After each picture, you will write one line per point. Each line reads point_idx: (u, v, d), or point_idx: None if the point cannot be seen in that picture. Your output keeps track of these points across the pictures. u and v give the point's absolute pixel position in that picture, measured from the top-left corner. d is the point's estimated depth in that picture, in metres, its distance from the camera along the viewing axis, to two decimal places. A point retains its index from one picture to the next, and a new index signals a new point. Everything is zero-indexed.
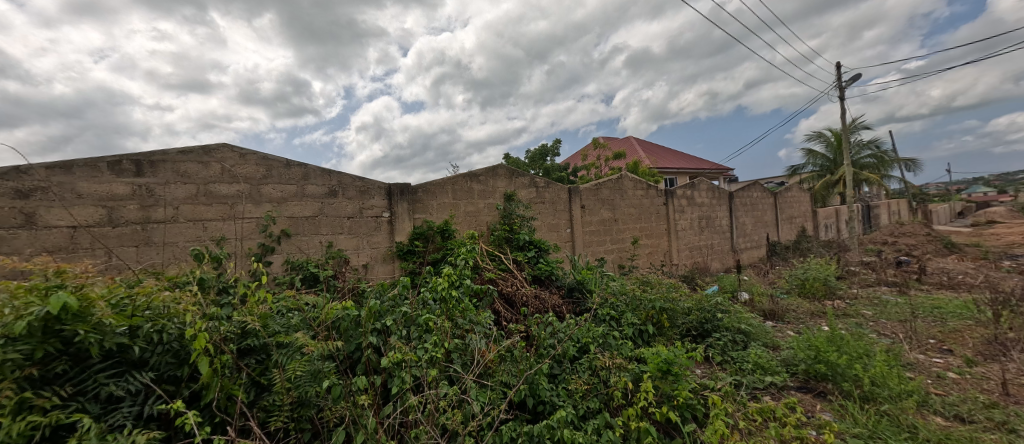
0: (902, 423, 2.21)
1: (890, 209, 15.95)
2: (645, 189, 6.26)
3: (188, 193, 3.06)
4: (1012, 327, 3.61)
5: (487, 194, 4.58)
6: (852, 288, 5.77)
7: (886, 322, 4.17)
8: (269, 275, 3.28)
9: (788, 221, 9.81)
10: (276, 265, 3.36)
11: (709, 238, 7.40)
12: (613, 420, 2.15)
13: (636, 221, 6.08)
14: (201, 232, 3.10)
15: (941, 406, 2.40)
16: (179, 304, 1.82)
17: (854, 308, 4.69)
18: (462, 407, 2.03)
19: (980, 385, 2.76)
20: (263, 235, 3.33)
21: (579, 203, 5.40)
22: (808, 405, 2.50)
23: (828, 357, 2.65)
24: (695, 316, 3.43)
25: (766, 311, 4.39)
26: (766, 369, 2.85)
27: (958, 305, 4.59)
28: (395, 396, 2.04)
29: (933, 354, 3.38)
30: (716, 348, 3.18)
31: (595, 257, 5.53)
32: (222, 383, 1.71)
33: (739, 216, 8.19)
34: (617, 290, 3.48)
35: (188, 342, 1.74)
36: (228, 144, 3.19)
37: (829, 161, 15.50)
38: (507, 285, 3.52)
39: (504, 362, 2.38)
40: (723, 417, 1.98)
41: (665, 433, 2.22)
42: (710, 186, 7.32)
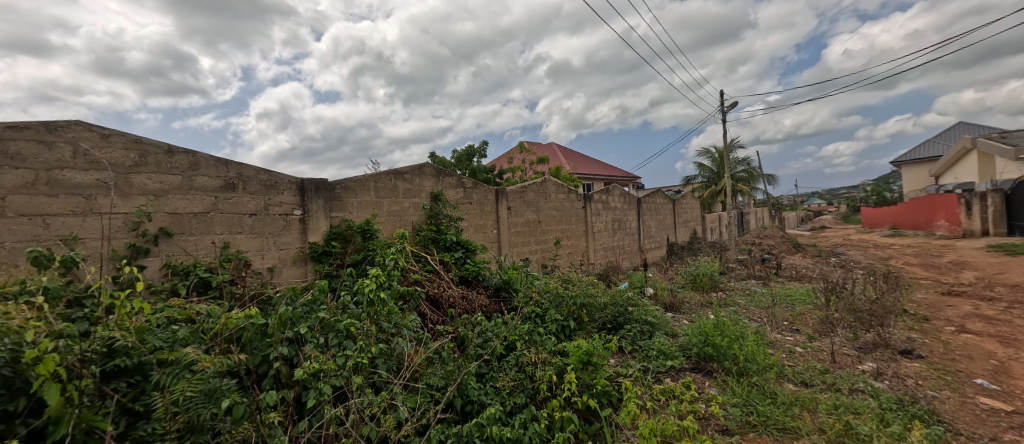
0: (766, 391, 2.68)
1: (755, 215, 19.05)
2: (566, 193, 6.62)
3: (21, 180, 2.44)
4: (837, 309, 4.61)
5: (412, 193, 4.43)
6: (731, 282, 6.81)
7: (756, 309, 5.01)
8: (142, 283, 2.74)
9: (683, 224, 11.16)
10: (152, 269, 2.83)
11: (621, 239, 8.10)
12: (539, 412, 2.26)
13: (558, 223, 6.39)
14: (40, 230, 2.49)
15: (793, 375, 2.98)
16: (13, 321, 1.47)
17: (732, 298, 5.55)
18: (390, 412, 1.98)
19: (817, 355, 3.49)
20: (134, 235, 2.78)
21: (506, 204, 5.51)
22: (699, 382, 2.91)
23: (714, 340, 3.11)
24: (610, 310, 3.76)
25: (666, 304, 4.97)
26: (667, 354, 3.24)
27: (803, 293, 5.69)
28: (312, 410, 1.91)
29: (787, 333, 4.17)
30: (628, 338, 3.51)
31: (520, 257, 5.70)
32: (79, 414, 1.42)
33: (645, 219, 9.09)
34: (541, 288, 3.65)
35: (27, 367, 1.40)
36: (85, 122, 2.62)
37: (714, 173, 18.02)
38: (434, 287, 3.45)
39: (431, 365, 2.36)
40: (635, 399, 2.20)
41: (585, 419, 2.40)
42: (622, 192, 8.01)
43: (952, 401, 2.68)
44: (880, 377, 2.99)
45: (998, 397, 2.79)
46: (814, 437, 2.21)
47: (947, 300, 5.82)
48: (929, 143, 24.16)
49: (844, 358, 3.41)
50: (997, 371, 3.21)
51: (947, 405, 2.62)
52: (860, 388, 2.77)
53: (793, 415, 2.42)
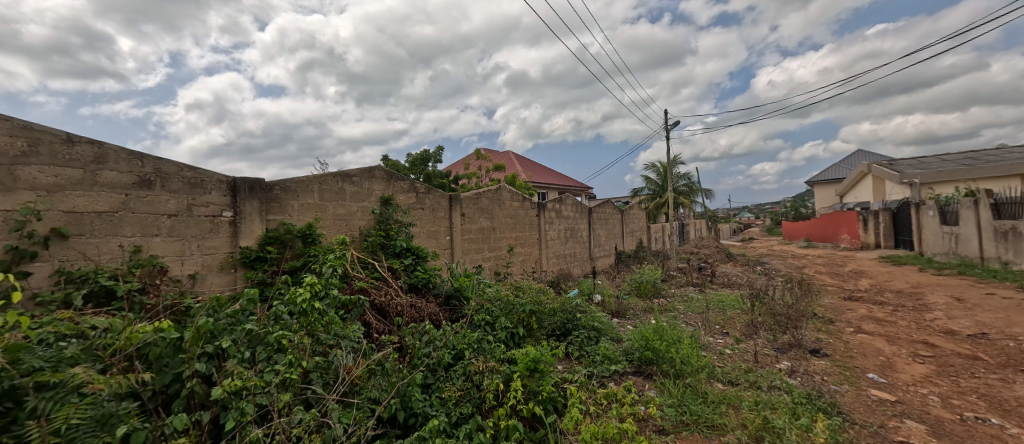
0: (698, 390, 2.86)
1: (695, 226, 20.35)
2: (520, 201, 6.72)
3: None
4: (760, 313, 5.02)
5: (360, 197, 4.33)
6: (672, 289, 7.19)
7: (694, 315, 5.31)
8: (23, 292, 2.44)
9: (630, 234, 11.67)
10: (39, 276, 2.54)
11: (573, 247, 8.32)
12: (484, 422, 2.27)
13: (512, 230, 6.46)
14: None
15: (721, 375, 3.19)
16: None
17: (672, 304, 5.87)
18: (322, 431, 1.92)
19: (743, 356, 3.77)
20: (17, 236, 2.47)
21: (460, 211, 5.50)
22: (640, 385, 3.05)
23: (654, 345, 3.27)
24: (560, 317, 3.84)
25: (612, 310, 5.16)
26: (611, 359, 3.36)
27: (733, 299, 6.12)
28: (230, 432, 1.80)
29: (718, 335, 4.48)
30: (575, 344, 3.62)
31: (473, 263, 5.69)
32: None
33: (595, 228, 9.40)
34: (493, 296, 3.66)
35: None
36: None
37: (658, 186, 19.00)
38: (381, 295, 3.37)
39: (373, 377, 2.29)
40: (578, 405, 2.27)
41: (530, 426, 2.44)
42: (574, 201, 8.25)
43: (850, 394, 3.00)
44: (793, 374, 3.29)
45: (885, 389, 3.15)
46: (737, 432, 2.38)
47: (848, 304, 6.51)
48: (836, 166, 27.24)
49: (765, 358, 3.71)
50: (886, 366, 3.63)
51: (846, 398, 2.93)
52: (777, 385, 3.02)
53: (721, 412, 2.60)
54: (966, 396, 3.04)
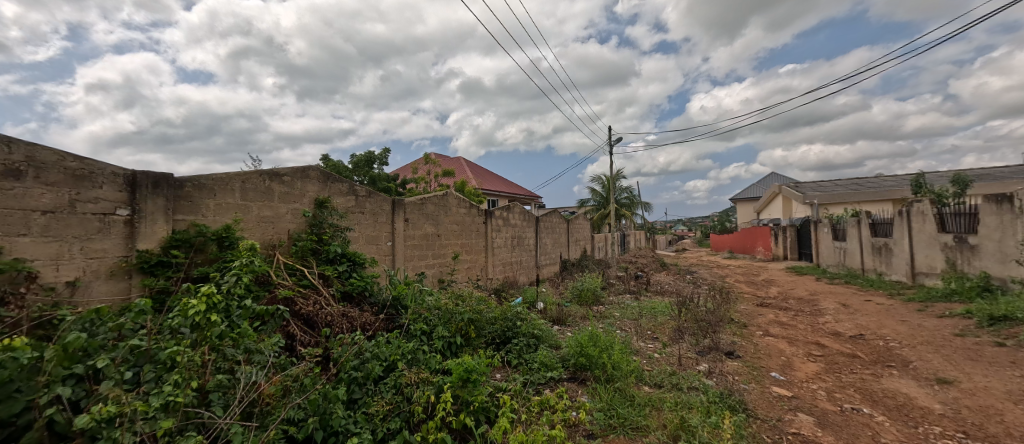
0: (627, 394, 2.96)
1: (635, 237, 21.44)
2: (466, 208, 6.73)
3: None
4: (686, 319, 5.30)
5: (291, 198, 4.20)
6: (611, 296, 7.43)
7: (628, 321, 5.50)
8: None
9: (575, 243, 11.99)
10: None
11: (519, 255, 8.40)
12: (412, 436, 2.26)
13: (456, 237, 6.46)
14: None
15: (649, 378, 3.33)
16: None
17: (610, 311, 6.06)
18: None
19: (669, 359, 3.96)
20: None
21: (403, 216, 5.46)
22: (573, 391, 3.11)
23: (588, 352, 3.35)
24: (499, 325, 3.87)
25: (553, 317, 5.26)
26: (548, 366, 3.42)
27: (664, 305, 6.40)
28: None
29: (648, 340, 4.67)
30: (514, 352, 3.66)
31: (415, 271, 5.64)
32: None
33: (542, 237, 9.58)
34: (431, 305, 3.65)
35: None
36: None
37: (601, 198, 19.80)
38: (308, 305, 3.28)
39: (287, 395, 2.25)
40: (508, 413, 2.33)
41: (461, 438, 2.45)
42: (521, 210, 8.37)
43: (756, 391, 3.28)
44: (711, 375, 3.52)
45: (785, 385, 3.50)
46: (658, 433, 2.49)
47: (759, 309, 7.12)
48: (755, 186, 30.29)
49: (687, 360, 3.93)
50: (787, 365, 4.02)
51: (753, 395, 3.19)
52: (696, 386, 3.21)
53: (645, 414, 2.71)
54: (846, 389, 3.47)
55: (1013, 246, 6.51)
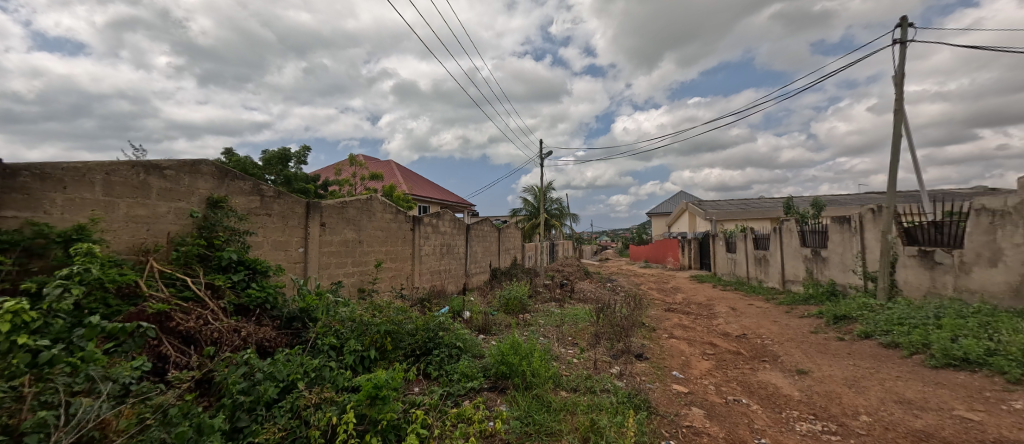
0: (544, 400, 3.02)
1: (564, 247, 22.29)
2: (393, 214, 6.50)
3: None
4: (604, 324, 5.54)
5: (175, 195, 3.53)
6: (537, 304, 7.59)
7: (551, 328, 5.64)
8: None
9: (506, 252, 12.18)
10: None
11: (448, 263, 8.33)
12: None
13: (381, 244, 6.16)
14: None
15: (566, 383, 3.45)
16: None
17: (534, 319, 6.19)
18: None
19: (586, 363, 4.10)
20: None
21: (319, 220, 4.96)
22: (492, 401, 3.11)
23: (511, 361, 3.40)
24: (419, 336, 3.78)
25: (479, 326, 5.30)
26: (469, 376, 3.39)
27: (585, 312, 6.69)
28: None
29: (568, 346, 4.80)
30: (434, 364, 3.61)
31: (331, 280, 5.15)
32: None
33: (473, 245, 9.65)
34: (345, 317, 3.51)
35: None
36: None
37: (534, 209, 20.36)
38: (189, 320, 2.86)
39: (144, 429, 1.94)
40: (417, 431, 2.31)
41: None
42: (451, 217, 8.36)
43: (658, 390, 3.53)
44: (622, 377, 3.72)
45: (682, 383, 3.81)
46: (569, 436, 2.56)
47: (666, 314, 7.61)
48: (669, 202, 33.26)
49: (602, 364, 4.11)
50: (685, 364, 4.40)
51: (656, 394, 3.42)
52: (608, 387, 3.38)
53: (560, 419, 2.78)
54: (730, 383, 3.86)
55: (851, 259, 7.61)
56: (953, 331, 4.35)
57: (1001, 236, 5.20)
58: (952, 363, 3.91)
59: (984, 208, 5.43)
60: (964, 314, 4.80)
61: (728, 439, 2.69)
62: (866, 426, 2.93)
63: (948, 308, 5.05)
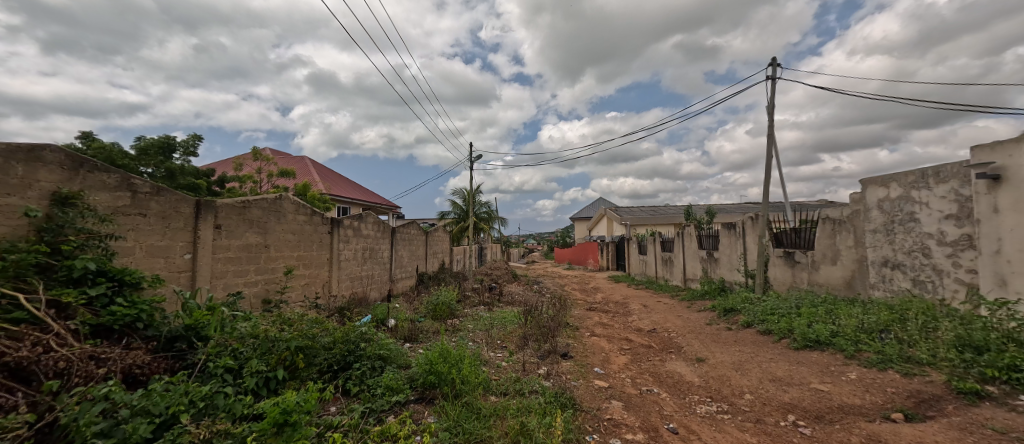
0: (473, 407, 3.02)
1: (492, 250, 22.41)
2: (307, 215, 5.95)
3: None
4: (531, 326, 5.70)
5: (1, 189, 2.81)
6: (465, 309, 7.52)
7: (480, 333, 5.65)
8: None
9: (433, 256, 11.87)
10: None
11: (371, 268, 7.86)
12: None
13: (292, 248, 5.60)
14: None
15: (496, 387, 3.49)
16: None
17: (462, 324, 6.14)
18: None
19: (515, 366, 4.19)
20: None
21: (212, 222, 4.36)
22: (419, 413, 3.01)
23: (439, 369, 3.34)
24: (336, 350, 3.52)
25: (404, 334, 5.10)
26: (394, 389, 3.24)
27: (513, 315, 6.80)
28: None
29: (497, 349, 4.86)
30: (354, 379, 3.38)
31: (226, 290, 4.54)
32: None
33: (398, 249, 9.24)
34: (245, 334, 3.13)
35: None
36: None
37: (463, 211, 20.17)
38: (22, 349, 2.29)
39: None
40: None
41: None
42: (375, 220, 7.91)
43: (582, 386, 3.75)
44: (548, 377, 3.87)
45: (603, 378, 4.08)
46: (500, 441, 2.58)
47: (588, 313, 8.08)
48: None
49: (529, 365, 4.23)
50: (605, 360, 4.71)
51: (580, 390, 3.62)
52: (536, 389, 3.50)
53: (490, 425, 2.79)
54: (643, 374, 4.24)
55: (736, 259, 8.81)
56: (809, 318, 5.27)
57: (839, 240, 6.43)
58: (809, 344, 4.75)
59: (828, 217, 6.67)
60: (816, 303, 5.86)
61: (643, 427, 2.94)
62: (750, 403, 3.43)
63: (805, 299, 6.13)
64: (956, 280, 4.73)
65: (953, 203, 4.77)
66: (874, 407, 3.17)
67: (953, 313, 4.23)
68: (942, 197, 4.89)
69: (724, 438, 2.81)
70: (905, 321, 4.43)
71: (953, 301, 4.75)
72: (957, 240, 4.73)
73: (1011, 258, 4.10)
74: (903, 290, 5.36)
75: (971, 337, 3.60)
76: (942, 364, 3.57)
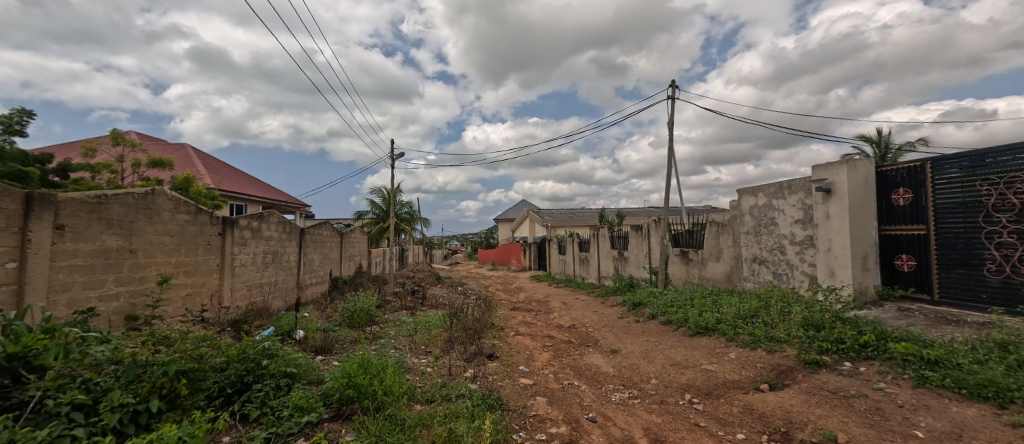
0: (397, 418, 2.87)
1: (415, 252, 21.54)
2: (191, 214, 5.06)
3: None
4: (456, 329, 5.61)
5: None
6: (385, 314, 7.10)
7: (402, 339, 5.39)
8: None
9: (349, 258, 10.97)
10: None
11: (274, 274, 6.98)
12: None
13: (169, 253, 4.71)
14: None
15: (421, 395, 3.38)
16: None
17: (383, 331, 5.79)
18: None
19: (440, 371, 4.08)
20: None
21: (50, 222, 3.46)
22: (335, 433, 2.76)
23: (357, 381, 3.09)
24: (228, 371, 3.06)
25: (315, 346, 4.63)
26: (304, 408, 2.92)
27: (437, 318, 6.60)
28: None
29: (421, 355, 4.68)
30: (254, 401, 2.97)
31: (71, 307, 3.65)
32: None
33: (307, 253, 8.35)
34: (102, 361, 2.51)
35: None
36: None
37: (384, 211, 19.08)
38: None
39: None
40: None
41: None
42: (278, 219, 7.05)
43: (508, 386, 3.81)
44: (475, 379, 3.84)
45: (527, 375, 4.20)
46: None
47: (511, 313, 8.22)
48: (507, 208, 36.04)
49: (455, 369, 4.16)
50: (529, 358, 4.85)
51: (506, 390, 3.68)
52: (463, 393, 3.46)
53: (416, 436, 2.68)
54: (564, 369, 4.47)
55: (643, 257, 9.75)
56: (700, 308, 6.06)
57: (722, 240, 7.51)
58: (700, 331, 5.49)
59: (714, 221, 7.75)
60: (705, 295, 6.78)
61: (566, 420, 3.09)
62: (655, 387, 3.84)
63: (696, 291, 7.04)
64: (802, 272, 5.86)
65: (799, 210, 5.90)
66: (748, 381, 3.78)
67: (800, 299, 5.24)
68: (793, 205, 6.01)
69: (636, 421, 3.08)
70: (768, 306, 5.35)
71: (800, 289, 5.87)
72: (803, 240, 5.85)
73: (837, 254, 5.20)
74: (766, 282, 6.47)
75: (813, 317, 4.48)
76: (793, 340, 4.39)
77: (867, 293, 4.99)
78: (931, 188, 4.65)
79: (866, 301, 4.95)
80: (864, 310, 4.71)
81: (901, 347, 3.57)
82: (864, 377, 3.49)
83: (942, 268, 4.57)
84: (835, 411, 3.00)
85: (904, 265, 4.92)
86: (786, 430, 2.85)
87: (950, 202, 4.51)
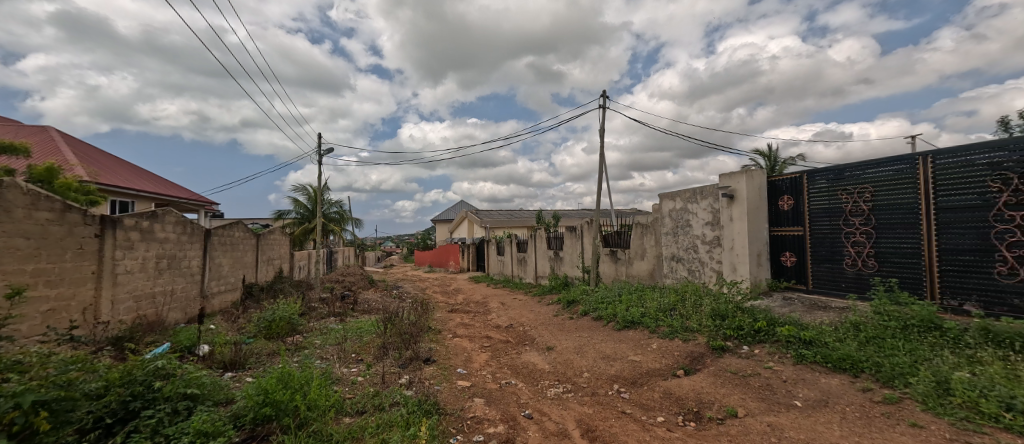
0: (323, 434, 2.66)
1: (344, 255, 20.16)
2: (58, 212, 4.19)
3: None
4: (390, 335, 5.34)
5: None
6: (310, 323, 6.53)
7: (330, 348, 5.00)
8: None
9: (267, 262, 9.91)
10: None
11: (171, 281, 6.04)
12: None
13: (24, 260, 3.86)
14: None
15: (350, 407, 3.17)
16: None
17: (308, 341, 5.32)
18: None
19: (372, 380, 3.85)
20: None
21: None
22: None
23: (275, 397, 2.79)
24: (107, 399, 2.59)
25: (225, 362, 4.11)
26: (209, 434, 2.57)
27: (370, 324, 6.23)
28: None
29: (351, 365, 4.38)
30: (143, 431, 2.55)
31: None
32: None
33: (215, 257, 7.37)
34: None
35: None
36: None
37: (308, 211, 17.58)
38: None
39: None
40: None
41: None
42: (176, 219, 6.13)
43: (445, 390, 3.72)
44: (410, 386, 3.69)
45: (465, 378, 4.15)
46: None
47: (449, 315, 8.06)
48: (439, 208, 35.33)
49: (389, 377, 3.95)
50: (467, 360, 4.79)
51: (443, 394, 3.59)
52: (397, 400, 3.31)
53: None
54: (502, 369, 4.50)
55: (576, 257, 10.20)
56: (626, 303, 6.52)
57: (646, 241, 8.15)
58: (627, 325, 5.90)
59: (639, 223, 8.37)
60: (630, 291, 7.29)
61: (503, 419, 3.11)
62: (587, 380, 4.04)
63: (623, 288, 7.55)
64: (710, 268, 6.58)
65: (708, 214, 6.61)
66: (666, 368, 4.15)
67: (708, 292, 5.89)
68: (704, 209, 6.71)
69: (569, 414, 3.21)
70: (683, 300, 5.93)
71: (708, 284, 6.58)
72: (711, 240, 6.57)
73: (739, 252, 5.94)
74: (682, 277, 7.16)
75: (719, 308, 5.05)
76: (703, 329, 4.92)
77: (760, 285, 5.81)
78: (807, 195, 5.55)
79: (760, 292, 5.72)
80: (758, 300, 5.45)
81: (785, 330, 4.17)
82: (758, 358, 4.04)
83: (815, 262, 5.46)
84: (735, 389, 3.43)
85: (787, 260, 5.80)
86: (697, 410, 3.19)
87: (820, 208, 5.40)
